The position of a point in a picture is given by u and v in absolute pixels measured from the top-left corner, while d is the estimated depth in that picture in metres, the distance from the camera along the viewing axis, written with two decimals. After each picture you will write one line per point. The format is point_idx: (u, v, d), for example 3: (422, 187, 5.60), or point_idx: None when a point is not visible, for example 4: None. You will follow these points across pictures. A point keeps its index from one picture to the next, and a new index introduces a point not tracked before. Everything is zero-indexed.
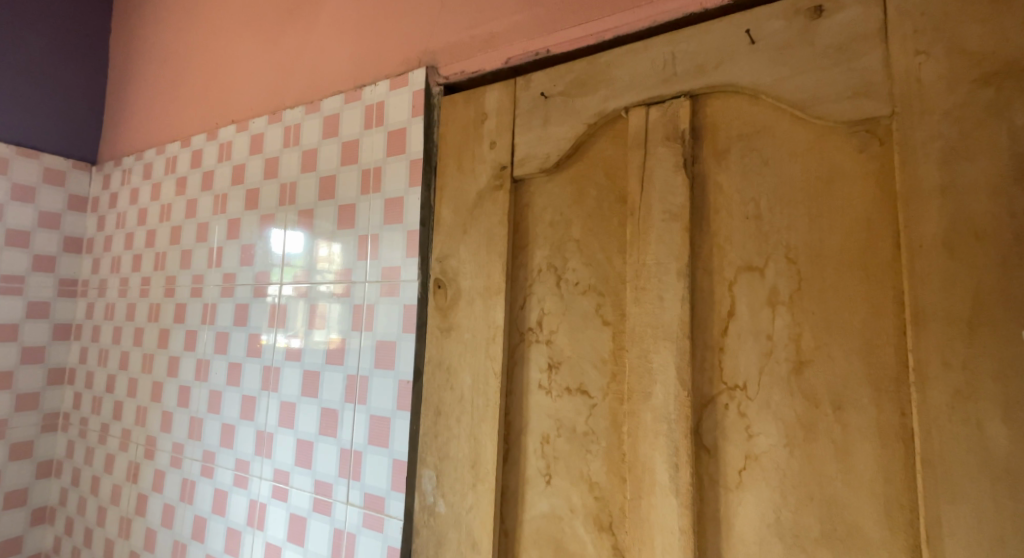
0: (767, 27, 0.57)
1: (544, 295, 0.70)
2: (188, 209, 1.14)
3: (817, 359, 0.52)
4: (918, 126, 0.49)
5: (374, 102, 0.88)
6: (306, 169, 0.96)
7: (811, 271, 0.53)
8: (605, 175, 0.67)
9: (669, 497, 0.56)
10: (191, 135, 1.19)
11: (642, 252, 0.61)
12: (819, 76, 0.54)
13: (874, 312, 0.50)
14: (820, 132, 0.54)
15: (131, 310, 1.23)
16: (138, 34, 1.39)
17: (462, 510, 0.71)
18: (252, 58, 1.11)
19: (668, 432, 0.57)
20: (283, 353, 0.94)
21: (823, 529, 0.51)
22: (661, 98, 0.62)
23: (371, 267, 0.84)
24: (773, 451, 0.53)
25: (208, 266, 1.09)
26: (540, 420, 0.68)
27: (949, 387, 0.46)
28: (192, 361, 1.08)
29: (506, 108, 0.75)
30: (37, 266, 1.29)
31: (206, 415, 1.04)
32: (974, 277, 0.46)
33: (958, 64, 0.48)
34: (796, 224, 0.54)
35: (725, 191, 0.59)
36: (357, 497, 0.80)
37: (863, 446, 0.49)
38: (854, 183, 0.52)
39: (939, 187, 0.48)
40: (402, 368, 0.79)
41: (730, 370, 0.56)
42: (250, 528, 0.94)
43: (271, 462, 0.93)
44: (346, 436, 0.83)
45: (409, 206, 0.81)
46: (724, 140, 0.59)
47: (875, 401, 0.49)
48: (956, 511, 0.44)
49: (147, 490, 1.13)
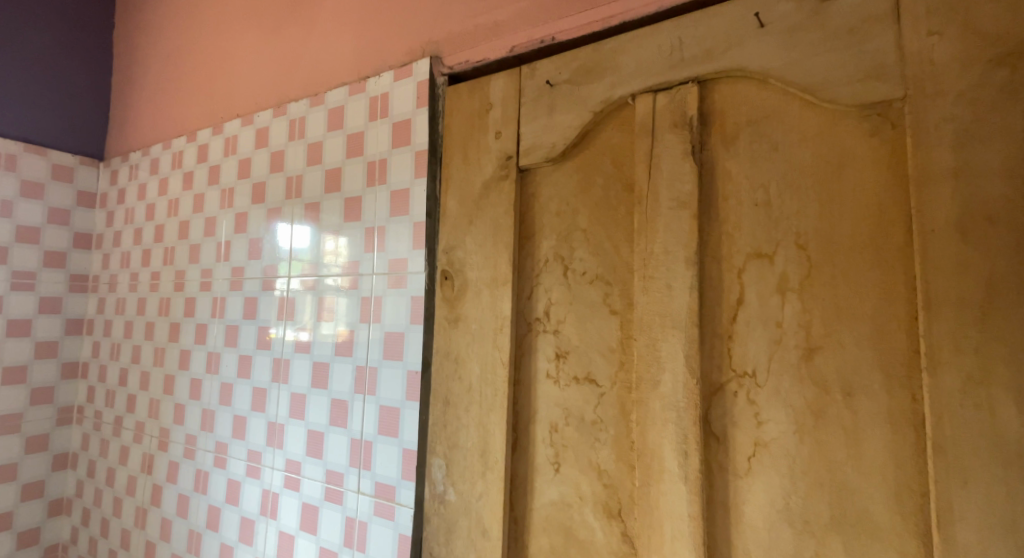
0: (777, 10, 0.56)
1: (551, 285, 0.70)
2: (195, 204, 1.15)
3: (827, 346, 0.52)
4: (932, 109, 0.48)
5: (378, 94, 0.88)
6: (311, 162, 0.96)
7: (821, 257, 0.53)
8: (612, 163, 0.66)
9: (677, 483, 0.57)
10: (196, 130, 1.19)
11: (649, 240, 0.61)
12: (830, 60, 0.53)
13: (886, 298, 0.50)
14: (830, 117, 0.54)
15: (141, 305, 1.24)
16: (142, 29, 1.39)
17: (471, 498, 0.71)
18: (256, 52, 1.10)
19: (676, 419, 0.57)
20: (292, 345, 0.94)
21: (832, 514, 0.51)
22: (668, 84, 0.61)
23: (377, 259, 0.84)
24: (783, 438, 0.53)
25: (216, 260, 1.09)
26: (548, 410, 0.68)
27: (962, 372, 0.45)
28: (202, 354, 1.09)
29: (512, 98, 0.74)
30: (47, 262, 1.30)
31: (218, 407, 1.06)
32: (986, 261, 0.45)
33: (972, 45, 0.47)
34: (806, 210, 0.54)
35: (733, 178, 0.58)
36: (368, 486, 0.81)
37: (873, 433, 0.49)
38: (865, 168, 0.52)
39: (952, 171, 0.47)
40: (410, 359, 0.79)
41: (739, 358, 0.56)
42: (263, 517, 0.95)
43: (283, 453, 0.93)
44: (356, 426, 0.84)
45: (414, 198, 0.81)
46: (732, 126, 0.59)
47: (886, 387, 0.49)
48: (967, 496, 0.44)
49: (161, 481, 1.14)
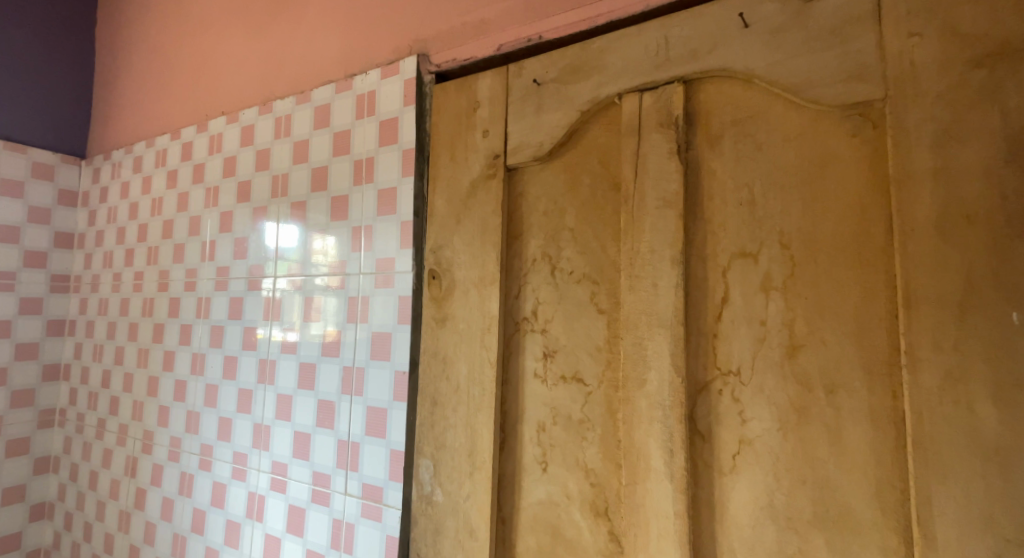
0: (761, 10, 0.56)
1: (539, 285, 0.70)
2: (179, 203, 1.14)
3: (810, 344, 0.52)
4: (912, 110, 0.49)
5: (365, 92, 0.87)
6: (297, 160, 0.95)
7: (804, 256, 0.53)
8: (599, 162, 0.66)
9: (663, 481, 0.57)
10: (180, 128, 1.17)
11: (636, 239, 0.61)
12: (813, 60, 0.53)
13: (867, 296, 0.50)
14: (813, 117, 0.54)
15: (124, 306, 1.22)
16: (125, 25, 1.37)
17: (459, 499, 0.71)
18: (241, 48, 1.09)
19: (663, 418, 0.57)
20: (279, 346, 0.93)
21: (815, 511, 0.51)
22: (654, 84, 0.62)
23: (365, 259, 0.84)
24: (767, 436, 0.54)
25: (201, 259, 1.08)
26: (536, 409, 0.68)
27: (941, 369, 0.46)
28: (187, 355, 1.08)
29: (499, 97, 0.74)
30: (28, 263, 1.28)
31: (203, 410, 1.04)
32: (965, 260, 0.46)
33: (951, 45, 0.48)
34: (790, 209, 0.54)
35: (718, 177, 0.58)
36: (355, 487, 0.81)
37: (855, 429, 0.50)
38: (849, 167, 0.52)
39: (932, 170, 0.47)
40: (398, 359, 0.79)
41: (724, 356, 0.56)
42: (249, 520, 0.95)
43: (269, 455, 0.93)
44: (343, 427, 0.83)
45: (402, 197, 0.81)
46: (717, 126, 0.59)
47: (867, 384, 0.50)
48: (947, 492, 0.45)
49: (145, 484, 1.13)
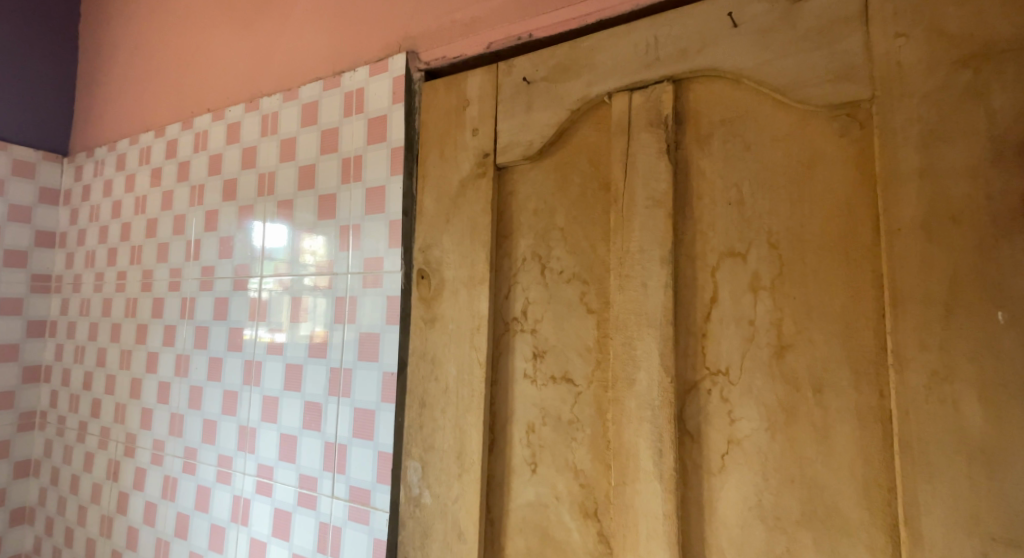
0: (750, 10, 0.56)
1: (528, 285, 0.69)
2: (164, 201, 1.12)
3: (798, 344, 0.52)
4: (898, 109, 0.49)
5: (353, 90, 0.86)
6: (284, 159, 0.94)
7: (793, 256, 0.53)
8: (589, 161, 0.66)
9: (652, 482, 0.56)
10: (165, 125, 1.16)
11: (626, 239, 0.61)
12: (801, 60, 0.54)
13: (855, 296, 0.50)
14: (800, 116, 0.54)
15: (107, 306, 1.20)
16: (109, 21, 1.35)
17: (447, 501, 0.70)
18: (228, 45, 1.08)
19: (652, 418, 0.57)
20: (265, 346, 0.92)
21: (802, 511, 0.51)
22: (643, 83, 0.62)
23: (352, 258, 0.83)
24: (755, 435, 0.54)
25: (186, 259, 1.06)
26: (525, 410, 0.68)
27: (927, 368, 0.46)
28: (171, 356, 1.06)
29: (489, 95, 0.73)
30: (8, 263, 1.26)
31: (187, 412, 1.03)
32: (951, 260, 0.46)
33: (937, 46, 0.48)
34: (778, 209, 0.55)
35: (707, 177, 0.58)
36: (342, 490, 0.79)
37: (842, 429, 0.50)
38: (836, 167, 0.52)
39: (918, 170, 0.48)
40: (385, 360, 0.78)
41: (713, 355, 0.56)
42: (234, 524, 0.93)
43: (254, 457, 0.91)
44: (329, 429, 0.82)
45: (390, 196, 0.80)
46: (706, 126, 0.59)
47: (854, 384, 0.50)
48: (932, 491, 0.45)
49: (128, 488, 1.11)
